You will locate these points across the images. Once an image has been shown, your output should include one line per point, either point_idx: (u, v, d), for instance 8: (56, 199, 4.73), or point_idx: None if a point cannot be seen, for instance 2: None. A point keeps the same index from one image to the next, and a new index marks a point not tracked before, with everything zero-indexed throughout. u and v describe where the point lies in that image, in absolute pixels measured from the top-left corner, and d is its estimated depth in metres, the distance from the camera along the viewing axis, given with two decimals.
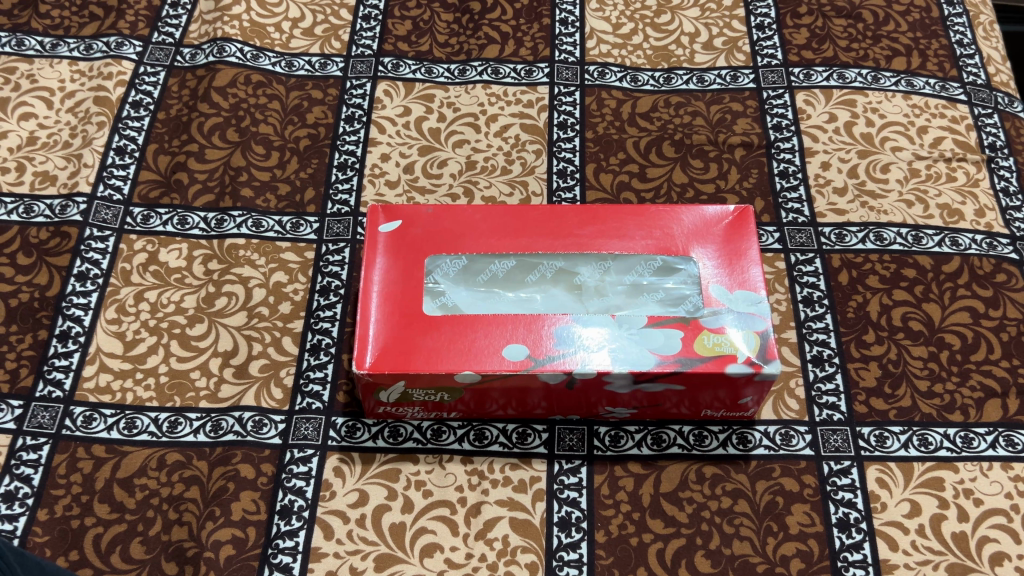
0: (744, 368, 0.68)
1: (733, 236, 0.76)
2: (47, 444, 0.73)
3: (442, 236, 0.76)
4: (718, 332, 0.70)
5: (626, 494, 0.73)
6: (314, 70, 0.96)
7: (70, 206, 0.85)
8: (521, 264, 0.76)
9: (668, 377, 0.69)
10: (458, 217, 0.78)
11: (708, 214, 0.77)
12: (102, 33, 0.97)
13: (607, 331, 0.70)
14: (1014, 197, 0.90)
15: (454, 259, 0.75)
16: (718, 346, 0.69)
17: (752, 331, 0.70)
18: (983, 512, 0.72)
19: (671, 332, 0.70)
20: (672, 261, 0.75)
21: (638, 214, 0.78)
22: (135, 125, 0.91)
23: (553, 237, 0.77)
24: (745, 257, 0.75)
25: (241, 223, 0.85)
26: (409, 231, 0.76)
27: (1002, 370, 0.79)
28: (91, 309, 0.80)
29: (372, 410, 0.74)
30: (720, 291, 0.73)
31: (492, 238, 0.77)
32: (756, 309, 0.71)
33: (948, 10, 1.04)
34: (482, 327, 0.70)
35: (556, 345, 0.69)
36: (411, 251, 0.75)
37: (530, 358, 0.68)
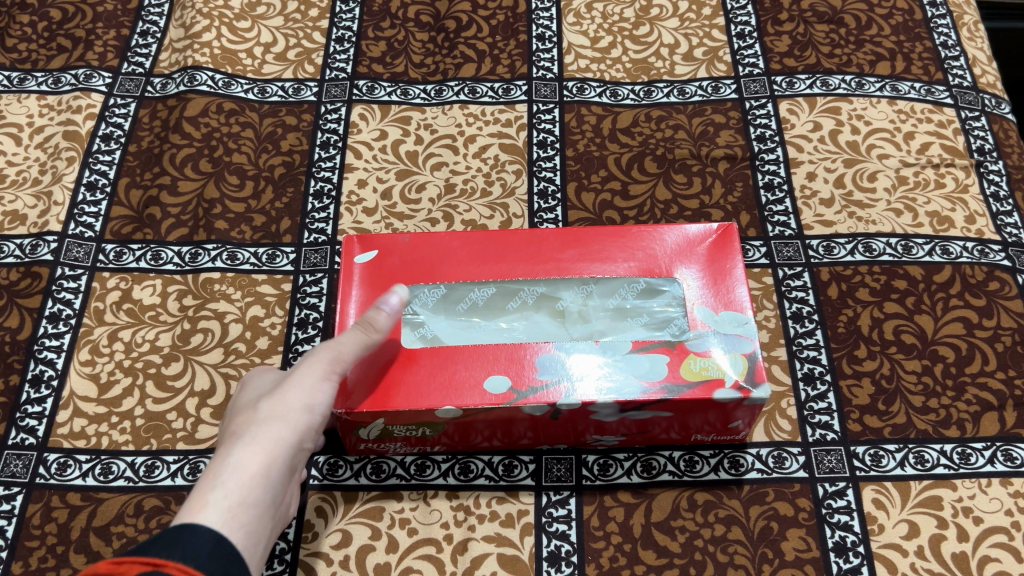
0: (733, 392, 0.66)
1: (716, 255, 0.74)
2: (20, 494, 0.71)
3: (419, 265, 0.74)
4: (705, 356, 0.68)
5: (617, 525, 0.71)
6: (288, 95, 0.94)
7: (41, 245, 0.84)
8: (502, 292, 0.74)
9: (655, 405, 0.67)
10: (435, 245, 0.75)
11: (692, 233, 0.75)
12: (70, 65, 0.96)
13: (593, 358, 0.68)
14: (1004, 202, 0.88)
15: (432, 289, 0.74)
16: (705, 370, 0.67)
17: (740, 355, 0.68)
18: (983, 530, 0.70)
19: (658, 357, 0.68)
20: (655, 282, 0.73)
21: (620, 234, 0.76)
22: (105, 159, 0.89)
23: (533, 260, 0.74)
24: (730, 278, 0.73)
25: (215, 256, 0.83)
26: (386, 261, 0.74)
27: (998, 381, 0.77)
28: (64, 351, 0.78)
29: (355, 447, 0.72)
30: (705, 311, 0.71)
31: (470, 263, 0.74)
32: (744, 330, 0.70)
33: (932, 11, 1.03)
34: (461, 358, 0.68)
35: (540, 374, 0.67)
36: (389, 283, 0.73)
37: (512, 390, 0.66)
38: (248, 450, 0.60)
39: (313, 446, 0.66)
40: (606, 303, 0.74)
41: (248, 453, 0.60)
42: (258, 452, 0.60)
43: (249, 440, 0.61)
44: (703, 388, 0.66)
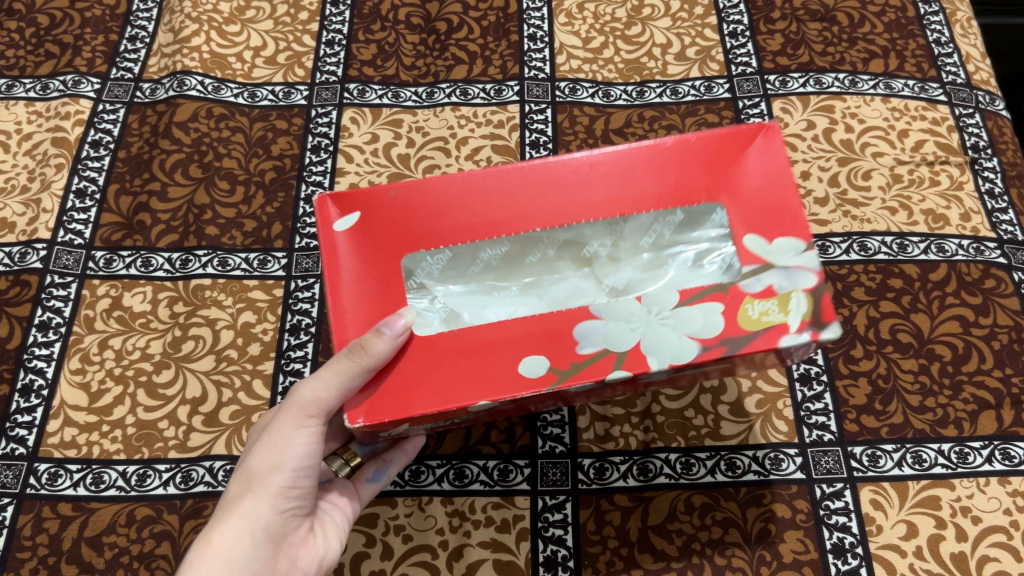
0: (805, 336, 0.51)
1: (763, 171, 0.56)
2: (11, 505, 0.71)
3: (409, 225, 0.57)
4: (764, 296, 0.52)
5: (613, 529, 0.71)
6: (278, 99, 0.94)
7: (29, 253, 0.83)
8: (517, 246, 0.59)
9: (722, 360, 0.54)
10: (420, 196, 0.57)
11: (725, 135, 0.57)
12: (58, 71, 0.95)
13: (635, 331, 0.52)
14: (999, 199, 0.88)
15: (436, 255, 0.57)
16: (767, 313, 0.52)
17: (802, 290, 0.52)
18: (982, 530, 0.70)
19: (711, 306, 0.52)
20: (696, 209, 0.57)
21: (647, 158, 0.57)
22: (95, 166, 0.88)
23: (547, 204, 0.57)
24: (784, 204, 0.55)
25: (206, 262, 0.83)
26: (372, 225, 0.57)
27: (995, 380, 0.77)
28: (54, 359, 0.77)
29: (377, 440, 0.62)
30: (763, 238, 0.54)
31: (471, 208, 0.57)
32: (801, 259, 0.53)
33: (925, 8, 1.02)
34: (477, 347, 0.53)
35: (580, 349, 0.52)
36: (372, 259, 0.56)
37: (552, 373, 0.52)
38: (207, 547, 0.56)
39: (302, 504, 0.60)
40: (630, 236, 0.60)
41: (211, 551, 0.55)
42: (218, 547, 0.56)
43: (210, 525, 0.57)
44: (772, 336, 0.51)
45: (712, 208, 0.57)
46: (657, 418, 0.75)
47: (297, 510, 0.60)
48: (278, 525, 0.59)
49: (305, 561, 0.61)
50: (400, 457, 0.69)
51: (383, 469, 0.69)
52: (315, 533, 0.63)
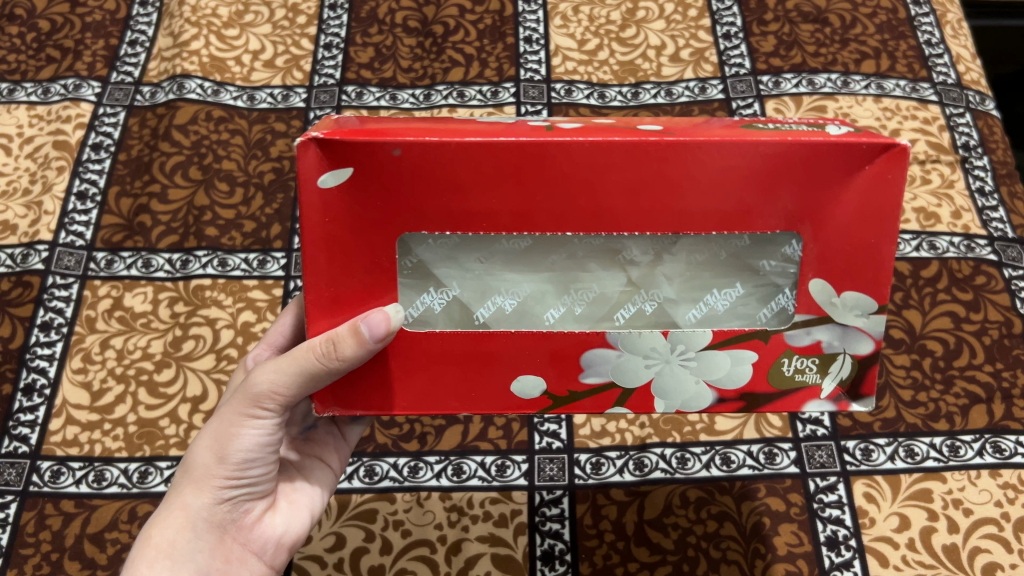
0: (828, 404, 0.50)
1: (863, 208, 0.45)
2: (14, 502, 0.71)
3: (416, 205, 0.45)
4: (807, 352, 0.49)
5: (610, 523, 0.71)
6: (276, 102, 0.95)
7: (31, 254, 0.84)
8: (538, 242, 0.48)
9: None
10: (441, 165, 0.44)
11: (842, 149, 0.44)
12: (59, 75, 0.96)
13: (651, 362, 0.49)
14: (990, 197, 0.89)
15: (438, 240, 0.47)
16: (801, 370, 0.49)
17: (852, 356, 0.49)
18: (974, 522, 0.71)
19: (743, 354, 0.48)
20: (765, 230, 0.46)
21: (733, 156, 0.44)
22: (95, 168, 0.89)
23: (587, 201, 0.45)
24: (868, 256, 0.46)
25: (206, 263, 0.84)
26: (371, 200, 0.45)
27: (987, 374, 0.78)
28: (56, 359, 0.78)
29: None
30: (833, 288, 0.47)
31: (487, 204, 0.45)
32: (868, 322, 0.48)
33: (915, 9, 1.04)
34: (477, 364, 0.49)
35: (584, 377, 0.49)
36: (361, 241, 0.46)
37: (546, 397, 0.50)
38: (148, 544, 0.52)
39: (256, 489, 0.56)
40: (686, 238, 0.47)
41: (152, 548, 0.52)
42: (158, 544, 0.52)
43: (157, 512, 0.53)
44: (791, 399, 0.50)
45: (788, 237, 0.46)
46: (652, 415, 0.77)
47: (248, 495, 0.56)
48: (228, 514, 0.55)
49: (263, 543, 0.57)
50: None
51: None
52: (274, 509, 0.59)
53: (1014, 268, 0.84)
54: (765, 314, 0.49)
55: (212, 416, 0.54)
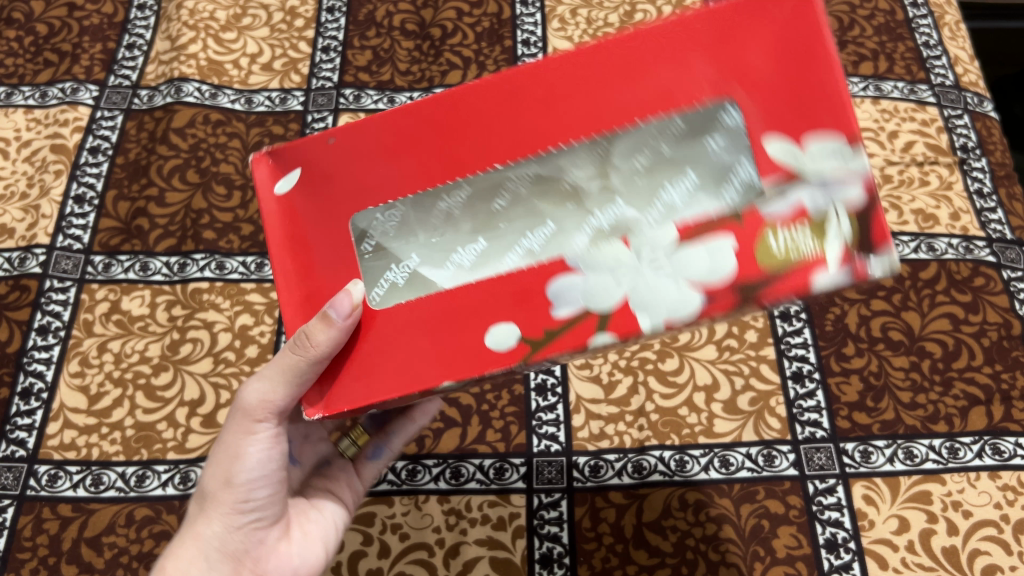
0: (842, 277, 0.34)
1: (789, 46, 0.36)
2: (11, 506, 0.71)
3: (361, 187, 0.44)
4: (795, 216, 0.35)
5: (608, 526, 0.71)
6: (274, 105, 0.95)
7: (29, 258, 0.84)
8: (477, 190, 0.43)
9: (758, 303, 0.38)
10: (363, 142, 0.44)
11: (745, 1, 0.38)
12: (57, 79, 0.96)
13: (619, 269, 0.38)
14: (988, 199, 0.89)
15: (387, 211, 0.44)
16: (794, 243, 0.35)
17: (845, 203, 0.34)
18: (973, 524, 0.71)
19: (717, 243, 0.36)
20: (702, 114, 0.38)
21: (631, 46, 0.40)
22: (93, 172, 0.89)
23: (500, 133, 0.42)
24: (816, 93, 0.36)
25: (204, 266, 0.84)
26: (313, 190, 0.46)
27: (986, 376, 0.78)
28: (53, 362, 0.78)
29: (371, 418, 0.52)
30: (791, 138, 0.36)
31: (405, 156, 0.43)
32: (852, 161, 0.35)
33: (913, 11, 1.03)
34: (441, 318, 0.41)
35: (556, 310, 0.39)
36: (312, 230, 0.46)
37: (524, 341, 0.40)
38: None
39: (267, 514, 0.55)
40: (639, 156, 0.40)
41: None
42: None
43: (173, 546, 0.54)
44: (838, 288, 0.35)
45: (718, 109, 0.37)
46: (652, 417, 0.76)
47: (260, 522, 0.55)
48: (240, 542, 0.54)
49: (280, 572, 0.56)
50: (405, 430, 0.67)
51: (386, 446, 0.67)
52: (289, 537, 0.58)
53: (1012, 269, 0.84)
54: (729, 194, 0.37)
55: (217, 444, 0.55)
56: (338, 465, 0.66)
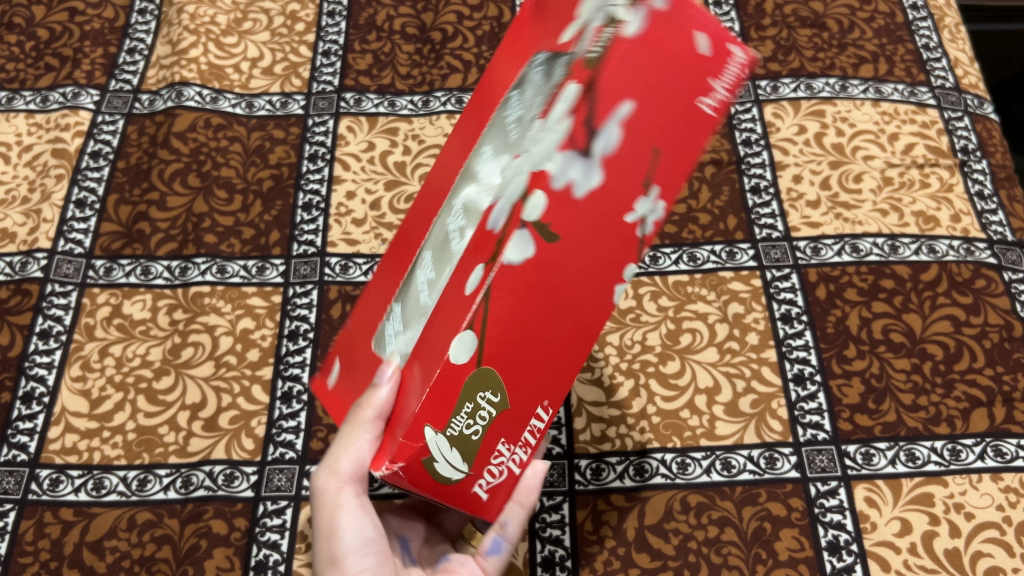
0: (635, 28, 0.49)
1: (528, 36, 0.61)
2: (12, 511, 0.71)
3: (372, 322, 0.61)
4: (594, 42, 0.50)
5: (610, 529, 0.71)
6: (275, 109, 0.95)
7: (30, 262, 0.84)
8: (438, 250, 0.56)
9: (656, 117, 0.50)
10: (368, 297, 0.64)
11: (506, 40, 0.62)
12: (58, 83, 0.96)
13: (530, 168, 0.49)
14: (989, 201, 0.89)
15: (393, 322, 0.58)
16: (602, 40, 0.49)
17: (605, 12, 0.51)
18: (975, 526, 0.71)
19: (565, 94, 0.49)
20: (524, 79, 0.57)
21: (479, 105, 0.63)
22: (94, 176, 0.89)
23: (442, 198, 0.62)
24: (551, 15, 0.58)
25: (205, 269, 0.84)
26: (349, 368, 0.61)
27: (987, 378, 0.78)
28: (55, 367, 0.78)
29: (466, 496, 0.50)
30: (569, 25, 0.54)
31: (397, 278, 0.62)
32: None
33: (913, 14, 1.04)
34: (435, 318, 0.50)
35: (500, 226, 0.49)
36: (360, 382, 0.59)
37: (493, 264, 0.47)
38: None
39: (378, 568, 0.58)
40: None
41: None
42: None
43: None
44: (659, 36, 0.50)
45: (532, 65, 0.56)
46: (653, 419, 0.76)
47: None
48: None
49: None
50: (516, 515, 0.61)
51: (500, 535, 0.63)
52: None
53: (1013, 271, 0.84)
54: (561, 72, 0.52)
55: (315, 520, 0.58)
56: (454, 559, 0.64)
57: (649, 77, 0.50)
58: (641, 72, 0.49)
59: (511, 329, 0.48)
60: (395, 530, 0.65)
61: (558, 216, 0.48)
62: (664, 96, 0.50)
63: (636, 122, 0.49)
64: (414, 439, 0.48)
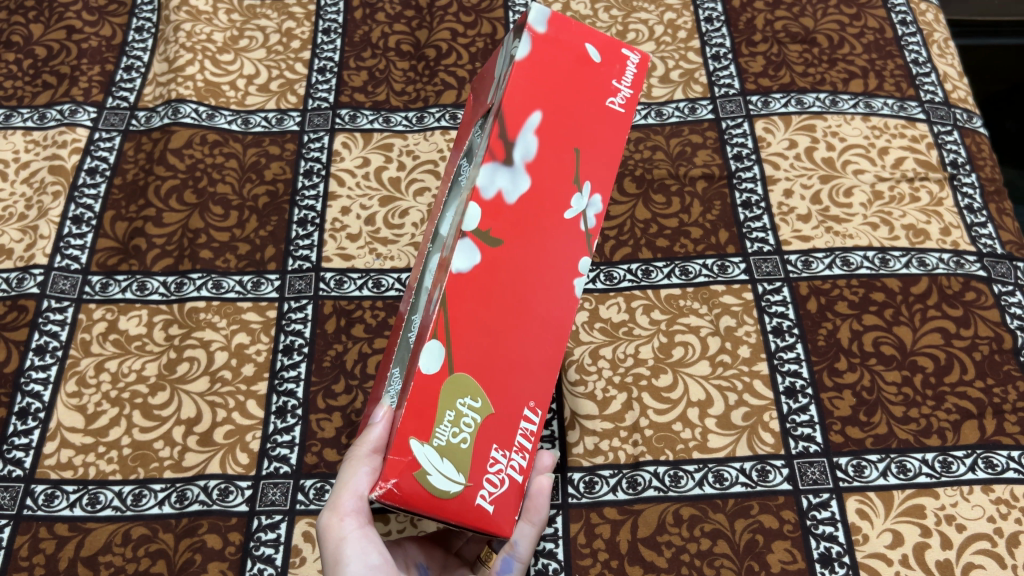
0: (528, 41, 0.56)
1: (472, 107, 0.68)
2: (7, 526, 0.72)
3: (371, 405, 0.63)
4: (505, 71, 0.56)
5: (603, 542, 0.72)
6: (271, 126, 0.96)
7: (27, 279, 0.85)
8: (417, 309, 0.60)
9: (570, 120, 0.57)
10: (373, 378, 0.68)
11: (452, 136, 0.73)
12: (56, 101, 0.97)
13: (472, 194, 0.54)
14: (978, 214, 0.90)
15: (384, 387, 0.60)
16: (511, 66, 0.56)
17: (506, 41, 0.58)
18: (967, 538, 0.71)
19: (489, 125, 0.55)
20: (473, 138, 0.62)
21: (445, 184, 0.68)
22: (90, 193, 0.90)
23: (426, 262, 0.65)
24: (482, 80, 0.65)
25: (200, 285, 0.84)
26: None
27: (977, 390, 0.78)
28: (50, 383, 0.79)
29: (473, 510, 0.50)
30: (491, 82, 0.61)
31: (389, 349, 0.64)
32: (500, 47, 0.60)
33: (902, 29, 1.05)
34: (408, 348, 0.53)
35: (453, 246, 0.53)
36: None
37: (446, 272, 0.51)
38: None
39: None
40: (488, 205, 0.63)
41: None
42: None
43: None
44: (558, 47, 0.57)
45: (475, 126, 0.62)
46: (646, 432, 0.77)
47: None
48: None
49: None
50: (527, 534, 0.62)
51: (512, 555, 0.64)
52: None
53: (1002, 284, 0.85)
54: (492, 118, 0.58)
55: (323, 548, 0.55)
56: None
57: (556, 84, 0.56)
58: (548, 79, 0.56)
59: (476, 329, 0.52)
60: (413, 559, 0.65)
61: (499, 222, 0.52)
62: (573, 103, 0.57)
63: (552, 127, 0.55)
64: (403, 453, 0.49)
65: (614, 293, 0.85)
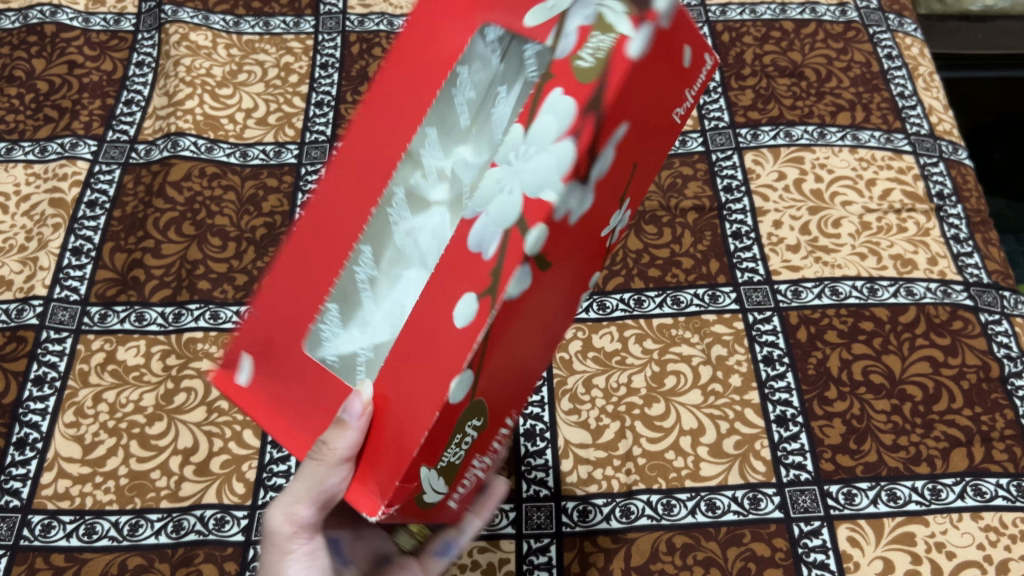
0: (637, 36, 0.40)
1: None
2: (4, 556, 0.72)
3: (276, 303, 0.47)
4: (581, 38, 0.40)
5: (597, 570, 0.72)
6: (268, 158, 0.97)
7: (26, 309, 0.85)
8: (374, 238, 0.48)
9: (657, 136, 0.45)
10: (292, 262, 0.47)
11: None
12: (56, 134, 0.98)
13: (497, 176, 0.40)
14: (964, 244, 0.91)
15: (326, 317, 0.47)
16: (592, 46, 0.40)
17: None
18: (957, 565, 0.72)
19: (551, 100, 0.39)
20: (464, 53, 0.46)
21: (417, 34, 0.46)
22: (90, 225, 0.91)
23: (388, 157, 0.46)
24: None
25: (198, 315, 0.85)
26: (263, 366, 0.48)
27: (966, 419, 0.79)
28: (48, 413, 0.79)
29: (440, 509, 0.49)
30: (538, 7, 0.43)
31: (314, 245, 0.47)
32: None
33: (888, 63, 1.07)
34: (411, 362, 0.42)
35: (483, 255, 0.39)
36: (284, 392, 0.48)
37: (482, 304, 0.39)
38: None
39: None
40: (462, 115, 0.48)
41: None
42: None
43: None
44: (664, 49, 0.42)
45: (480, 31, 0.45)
46: (639, 461, 0.78)
47: None
48: None
49: None
50: (474, 526, 0.64)
51: (453, 540, 0.64)
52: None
53: (989, 312, 0.86)
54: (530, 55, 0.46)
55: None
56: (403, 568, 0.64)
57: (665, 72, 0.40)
58: (644, 77, 0.41)
59: (505, 361, 0.45)
60: None
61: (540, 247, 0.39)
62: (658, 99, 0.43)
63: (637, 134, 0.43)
64: (409, 481, 0.44)
65: (607, 323, 0.86)
